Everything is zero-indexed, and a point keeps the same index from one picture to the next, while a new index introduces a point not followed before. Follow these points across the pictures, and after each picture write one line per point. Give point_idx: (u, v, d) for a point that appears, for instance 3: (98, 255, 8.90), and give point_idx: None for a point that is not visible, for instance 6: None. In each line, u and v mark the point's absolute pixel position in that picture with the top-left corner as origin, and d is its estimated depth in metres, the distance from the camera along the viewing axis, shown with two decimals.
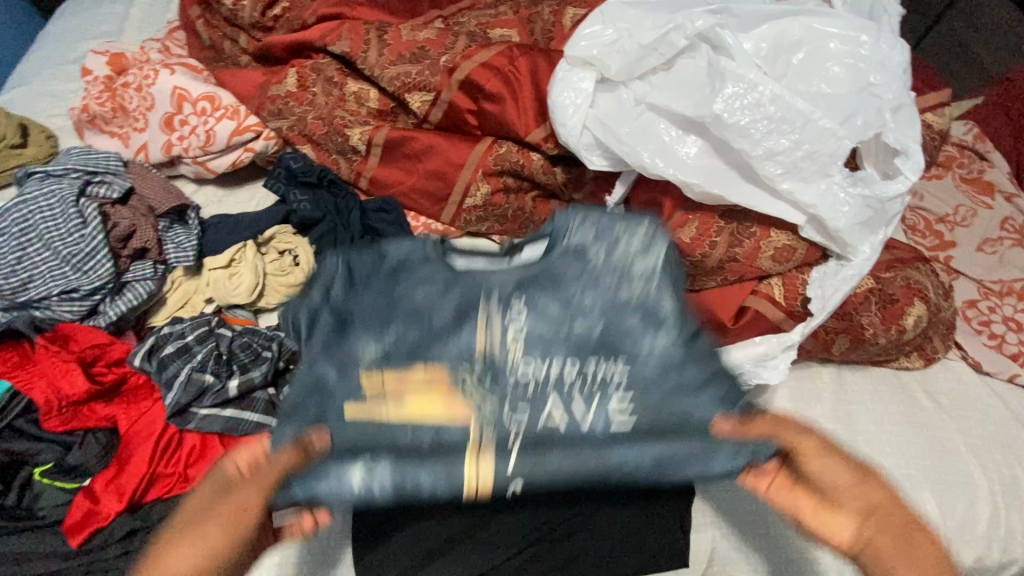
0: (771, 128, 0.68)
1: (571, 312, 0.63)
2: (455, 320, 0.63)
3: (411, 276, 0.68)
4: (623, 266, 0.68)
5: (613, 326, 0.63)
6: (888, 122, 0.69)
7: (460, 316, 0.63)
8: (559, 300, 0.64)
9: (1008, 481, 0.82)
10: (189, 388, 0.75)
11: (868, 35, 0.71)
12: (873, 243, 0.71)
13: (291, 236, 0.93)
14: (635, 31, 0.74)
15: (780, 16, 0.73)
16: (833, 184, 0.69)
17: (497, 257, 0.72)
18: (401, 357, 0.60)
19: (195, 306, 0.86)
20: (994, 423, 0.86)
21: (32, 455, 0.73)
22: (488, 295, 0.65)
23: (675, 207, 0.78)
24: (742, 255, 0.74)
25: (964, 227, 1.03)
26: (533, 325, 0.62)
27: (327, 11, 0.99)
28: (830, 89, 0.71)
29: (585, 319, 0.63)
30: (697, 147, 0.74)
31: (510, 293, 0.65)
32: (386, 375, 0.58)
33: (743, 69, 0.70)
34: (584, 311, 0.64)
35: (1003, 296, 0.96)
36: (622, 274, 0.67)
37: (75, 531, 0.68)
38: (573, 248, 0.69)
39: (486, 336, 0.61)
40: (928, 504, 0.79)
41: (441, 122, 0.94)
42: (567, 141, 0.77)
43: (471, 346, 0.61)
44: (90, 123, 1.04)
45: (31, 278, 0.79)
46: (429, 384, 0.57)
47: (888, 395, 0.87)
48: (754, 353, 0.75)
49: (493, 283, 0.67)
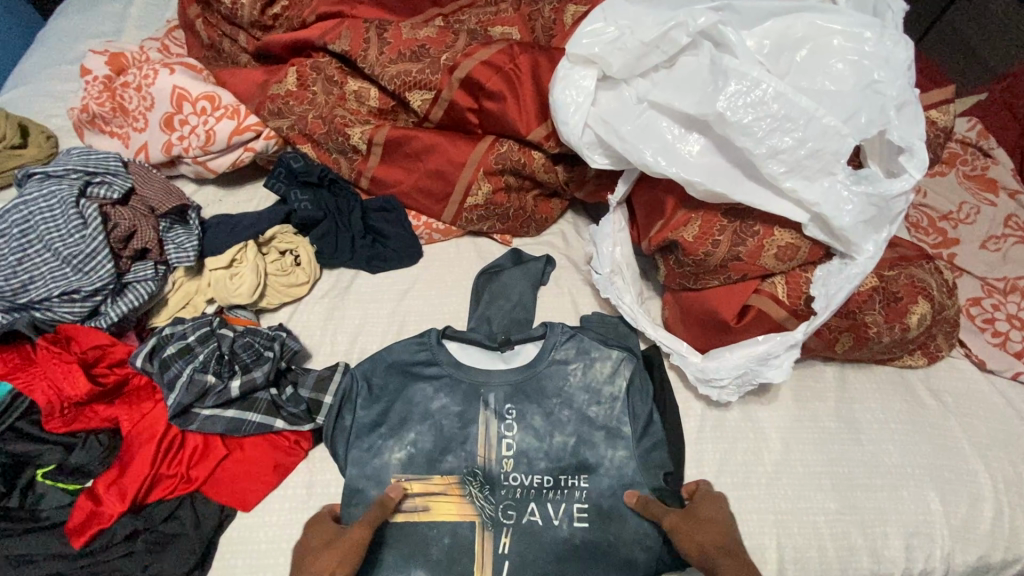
0: (775, 126, 0.68)
1: (548, 442, 0.77)
2: (462, 432, 0.77)
3: (419, 384, 0.80)
4: (594, 361, 0.81)
5: (586, 443, 0.77)
6: (893, 119, 0.68)
7: (465, 424, 0.77)
8: (544, 413, 0.78)
9: (1012, 479, 0.81)
10: (191, 389, 0.75)
11: (871, 31, 0.70)
12: (877, 242, 0.71)
13: (292, 236, 0.93)
14: (636, 29, 0.74)
15: (784, 13, 0.72)
16: (836, 183, 0.68)
17: (492, 350, 0.81)
18: (419, 464, 0.76)
19: (197, 307, 0.86)
20: (997, 422, 0.85)
21: (35, 456, 0.73)
22: (487, 400, 0.79)
23: (678, 205, 0.77)
24: (745, 254, 0.74)
25: (967, 224, 1.03)
26: (522, 448, 0.76)
27: (327, 10, 0.99)
28: (834, 86, 0.70)
29: (564, 433, 0.77)
30: (699, 146, 0.74)
31: (506, 402, 0.78)
32: (410, 483, 0.74)
33: (745, 67, 0.69)
34: (562, 424, 0.78)
35: (1007, 294, 0.96)
36: (595, 394, 0.79)
37: (78, 532, 0.68)
38: (557, 370, 0.80)
39: (484, 447, 0.76)
40: (931, 503, 0.79)
41: (441, 121, 0.94)
42: (569, 139, 0.77)
43: (473, 456, 0.76)
44: (90, 123, 1.03)
45: (32, 279, 0.78)
46: (443, 494, 0.74)
47: (892, 394, 0.86)
48: (756, 352, 0.76)
49: (491, 412, 0.78)
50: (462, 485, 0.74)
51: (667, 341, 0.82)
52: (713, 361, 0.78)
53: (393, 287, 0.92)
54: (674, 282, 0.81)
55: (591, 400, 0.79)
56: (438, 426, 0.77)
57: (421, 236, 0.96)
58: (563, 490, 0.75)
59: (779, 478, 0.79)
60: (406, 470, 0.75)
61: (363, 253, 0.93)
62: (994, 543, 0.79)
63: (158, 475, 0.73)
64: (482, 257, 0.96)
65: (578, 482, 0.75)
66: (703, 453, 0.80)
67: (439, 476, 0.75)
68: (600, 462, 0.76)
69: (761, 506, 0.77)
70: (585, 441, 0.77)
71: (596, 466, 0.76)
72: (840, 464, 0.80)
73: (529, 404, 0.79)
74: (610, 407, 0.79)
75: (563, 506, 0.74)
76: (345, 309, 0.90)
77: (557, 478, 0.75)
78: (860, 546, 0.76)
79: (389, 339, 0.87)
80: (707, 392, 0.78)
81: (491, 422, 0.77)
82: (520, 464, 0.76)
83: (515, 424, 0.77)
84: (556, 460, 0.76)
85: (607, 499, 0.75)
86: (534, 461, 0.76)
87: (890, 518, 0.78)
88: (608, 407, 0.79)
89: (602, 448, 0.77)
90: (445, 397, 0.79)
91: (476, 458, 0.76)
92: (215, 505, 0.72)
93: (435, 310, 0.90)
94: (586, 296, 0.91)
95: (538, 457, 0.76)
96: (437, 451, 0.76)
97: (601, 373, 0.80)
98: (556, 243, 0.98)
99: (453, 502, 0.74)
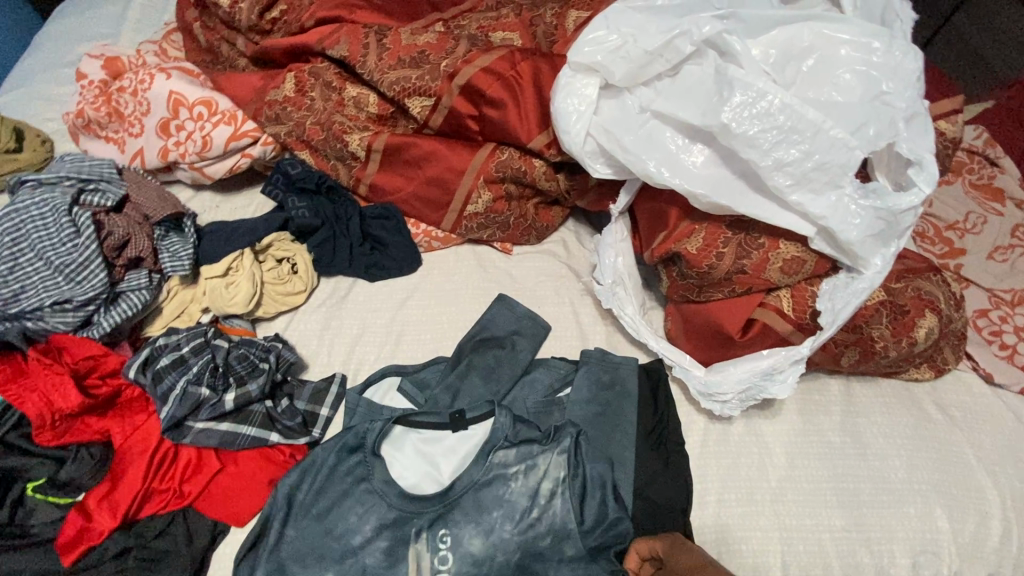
0: (781, 138, 0.66)
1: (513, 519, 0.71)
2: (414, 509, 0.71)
3: (353, 490, 0.72)
4: (553, 429, 0.75)
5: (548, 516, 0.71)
6: (902, 132, 0.67)
7: (414, 531, 0.70)
8: (498, 503, 0.72)
9: (1021, 497, 0.80)
10: (184, 402, 0.74)
11: (880, 41, 0.69)
12: (885, 255, 0.69)
13: (290, 244, 0.91)
14: (640, 37, 0.72)
15: (791, 21, 0.71)
16: (844, 197, 0.67)
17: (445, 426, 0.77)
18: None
19: (191, 316, 0.84)
20: (1005, 438, 0.84)
21: (25, 470, 0.72)
22: (428, 505, 0.71)
23: (682, 217, 0.76)
24: (750, 266, 0.73)
25: (974, 234, 1.01)
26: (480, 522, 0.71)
27: (326, 14, 0.98)
28: (841, 97, 0.69)
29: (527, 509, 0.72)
30: (703, 157, 0.73)
31: (451, 504, 0.71)
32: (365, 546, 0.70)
33: (751, 77, 0.68)
34: (520, 513, 0.71)
35: (1014, 305, 0.94)
36: (548, 478, 0.73)
37: (67, 549, 0.67)
38: (514, 446, 0.74)
39: (439, 528, 0.71)
40: (938, 520, 0.78)
41: (441, 128, 0.93)
42: (570, 149, 0.75)
43: (433, 564, 0.69)
44: (86, 127, 1.02)
45: (23, 289, 0.77)
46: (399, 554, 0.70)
47: (898, 409, 0.85)
48: (762, 367, 0.75)
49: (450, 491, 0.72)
50: None
51: (670, 354, 0.81)
52: (717, 376, 0.76)
53: (391, 296, 0.91)
54: (677, 294, 0.79)
55: (544, 485, 0.72)
56: (386, 535, 0.70)
57: (421, 244, 0.95)
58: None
59: (784, 494, 0.78)
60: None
61: (361, 261, 0.92)
62: (1001, 561, 0.78)
63: (150, 490, 0.71)
64: (482, 265, 0.95)
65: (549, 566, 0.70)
66: (706, 470, 0.79)
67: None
68: (570, 543, 0.70)
69: (766, 523, 0.76)
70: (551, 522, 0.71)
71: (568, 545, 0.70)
72: (845, 480, 0.79)
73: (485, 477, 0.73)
74: (569, 487, 0.72)
75: None
76: (342, 318, 0.88)
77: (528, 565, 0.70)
78: (865, 565, 0.75)
79: (387, 350, 0.86)
80: (710, 407, 0.76)
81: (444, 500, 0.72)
82: (480, 544, 0.70)
83: (466, 523, 0.71)
84: (522, 547, 0.70)
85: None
86: (499, 551, 0.70)
87: (896, 536, 0.76)
88: (566, 487, 0.72)
89: (569, 530, 0.71)
90: (385, 506, 0.71)
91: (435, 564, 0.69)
92: (209, 520, 0.71)
93: (434, 320, 0.88)
94: (588, 307, 0.90)
95: (505, 547, 0.70)
96: (391, 562, 0.69)
97: (562, 440, 0.75)
98: (557, 252, 0.96)
99: None
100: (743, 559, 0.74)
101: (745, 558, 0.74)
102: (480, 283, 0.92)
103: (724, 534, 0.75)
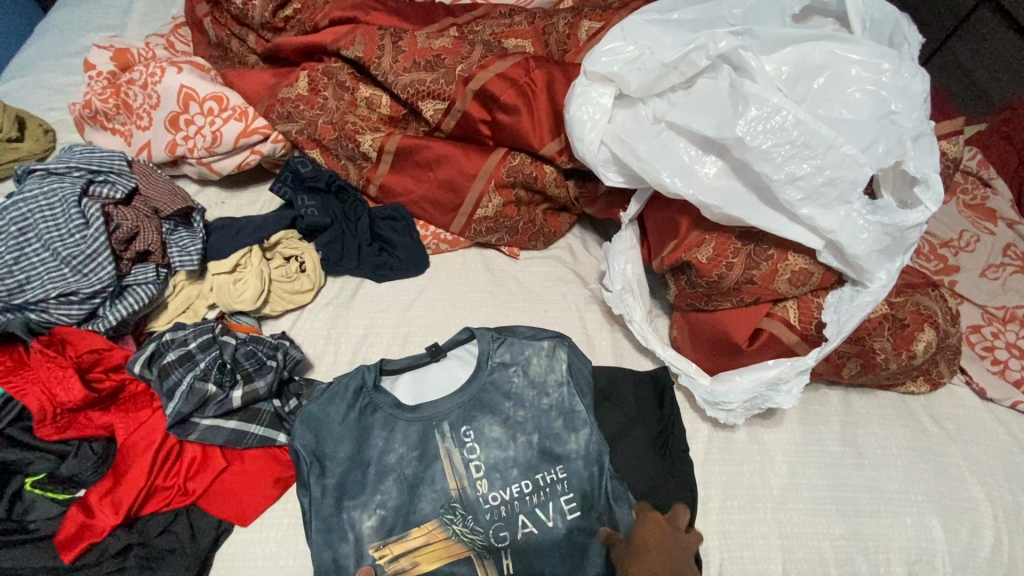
0: (793, 153, 0.68)
1: (519, 361, 0.80)
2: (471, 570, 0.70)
3: (372, 439, 0.75)
4: None
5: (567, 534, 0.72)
6: (909, 151, 0.69)
7: (427, 464, 0.74)
8: None
9: (1012, 509, 0.82)
10: (191, 398, 0.73)
11: (889, 63, 0.71)
12: (890, 270, 0.71)
13: (297, 242, 0.92)
14: (657, 50, 0.74)
15: (804, 40, 0.73)
16: (852, 212, 0.69)
17: None
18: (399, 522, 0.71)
19: (196, 311, 0.84)
20: (998, 451, 0.86)
21: (24, 465, 0.71)
22: None
23: (692, 226, 0.78)
24: (758, 277, 0.75)
25: (968, 252, 1.04)
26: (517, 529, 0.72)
27: (340, 14, 0.98)
28: (851, 115, 0.71)
29: (540, 400, 0.79)
30: (715, 168, 0.75)
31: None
32: (393, 549, 0.70)
33: (766, 92, 0.70)
34: None
35: (1006, 322, 0.97)
36: None
37: (68, 546, 0.66)
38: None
39: (463, 478, 0.74)
40: (933, 531, 0.79)
41: (453, 131, 0.94)
42: (584, 156, 0.78)
43: (446, 491, 0.73)
44: (92, 118, 1.02)
45: (28, 279, 0.76)
46: (427, 545, 0.71)
47: (895, 420, 0.87)
48: (766, 376, 0.77)
49: (484, 382, 0.78)
50: (443, 528, 0.72)
51: (677, 362, 0.83)
52: (723, 385, 0.78)
53: (397, 297, 0.92)
54: (685, 302, 0.82)
55: None
56: (400, 479, 0.73)
57: (429, 246, 0.96)
58: (545, 490, 0.74)
59: (785, 502, 0.79)
60: (382, 535, 0.71)
61: (369, 262, 0.92)
62: (993, 571, 0.79)
63: (153, 487, 0.71)
64: (489, 268, 0.96)
65: (556, 475, 0.75)
66: (710, 484, 0.79)
67: (416, 528, 0.71)
68: (569, 445, 0.77)
69: (768, 531, 0.77)
70: (551, 445, 0.77)
71: (566, 451, 0.76)
72: (845, 488, 0.80)
73: (506, 488, 0.74)
74: (558, 394, 0.79)
75: (552, 505, 0.73)
76: (349, 317, 0.89)
77: (535, 479, 0.74)
78: (863, 572, 0.76)
79: (394, 349, 0.86)
80: (716, 415, 0.78)
81: (457, 505, 0.73)
82: (495, 458, 0.75)
83: (477, 445, 0.75)
84: (529, 460, 0.75)
85: (590, 478, 0.75)
86: (507, 472, 0.74)
87: (892, 545, 0.78)
88: (557, 395, 0.79)
89: (566, 434, 0.77)
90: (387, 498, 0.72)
91: (449, 491, 0.73)
92: (212, 519, 0.71)
93: (441, 321, 0.89)
94: (595, 312, 0.92)
95: (510, 466, 0.75)
96: (407, 505, 0.72)
97: None
98: (563, 258, 0.98)
99: (438, 549, 0.71)
100: (745, 566, 0.75)
101: (747, 564, 0.75)
102: (488, 287, 0.93)
103: (728, 540, 0.76)
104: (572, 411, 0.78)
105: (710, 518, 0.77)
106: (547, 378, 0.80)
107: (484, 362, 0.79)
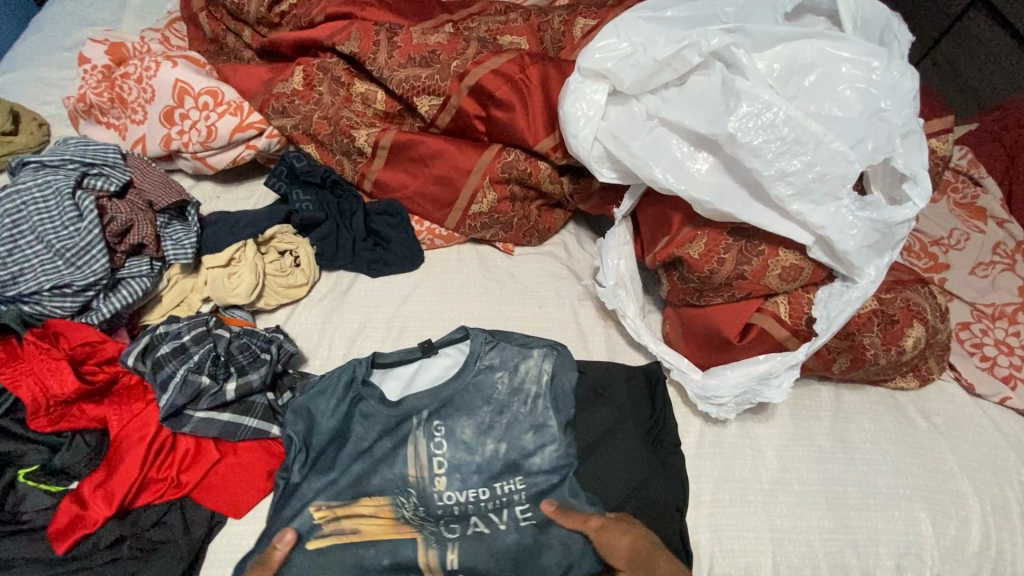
0: (783, 149, 0.69)
1: (506, 367, 0.80)
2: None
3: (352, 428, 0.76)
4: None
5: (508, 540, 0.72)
6: (898, 148, 0.70)
7: (394, 448, 0.75)
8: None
9: (999, 503, 0.83)
10: (185, 389, 0.74)
11: (879, 60, 0.72)
12: (879, 266, 0.72)
13: (292, 237, 0.92)
14: (650, 46, 0.75)
15: (795, 37, 0.74)
16: (842, 208, 0.70)
17: None
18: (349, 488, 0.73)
19: (191, 305, 0.84)
20: (985, 445, 0.87)
21: (18, 456, 0.71)
22: None
23: (685, 222, 0.79)
24: (749, 272, 0.75)
25: (958, 250, 1.05)
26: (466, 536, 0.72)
27: (336, 10, 0.99)
28: (841, 112, 0.72)
29: (519, 408, 0.78)
30: (708, 164, 0.75)
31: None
32: (336, 512, 0.71)
33: (758, 89, 0.71)
34: None
35: (995, 319, 0.98)
36: None
37: (62, 537, 0.66)
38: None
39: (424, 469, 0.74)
40: (921, 524, 0.80)
41: (447, 127, 0.94)
42: (578, 152, 0.78)
43: (403, 477, 0.74)
44: (86, 112, 1.02)
45: (22, 271, 0.76)
46: (375, 518, 0.72)
47: (885, 415, 0.88)
48: (757, 371, 0.78)
49: (468, 381, 0.78)
50: (394, 508, 0.73)
51: (669, 356, 0.84)
52: (714, 379, 0.79)
53: (393, 291, 0.92)
54: (677, 298, 0.83)
55: None
56: (368, 461, 0.74)
57: (424, 241, 0.96)
58: (502, 499, 0.74)
59: (775, 496, 0.80)
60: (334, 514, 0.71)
61: (364, 256, 0.93)
62: (980, 564, 0.80)
63: (147, 480, 0.71)
64: (484, 264, 0.96)
65: (515, 486, 0.75)
66: (676, 494, 0.76)
67: (368, 498, 0.73)
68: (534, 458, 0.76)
69: (758, 524, 0.78)
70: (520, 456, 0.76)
71: (530, 464, 0.76)
72: (835, 483, 0.81)
73: (462, 490, 0.74)
74: (536, 405, 0.79)
75: (507, 512, 0.73)
76: (344, 312, 0.89)
77: (494, 488, 0.74)
78: (852, 565, 0.77)
79: (389, 343, 0.87)
80: (707, 409, 0.79)
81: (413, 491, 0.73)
82: (458, 459, 0.75)
83: (445, 441, 0.76)
84: (494, 469, 0.75)
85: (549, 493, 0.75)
86: (467, 476, 0.75)
87: (881, 538, 0.79)
88: (534, 405, 0.79)
89: (534, 446, 0.77)
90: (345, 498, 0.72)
91: (407, 477, 0.74)
92: (206, 511, 0.71)
93: (435, 317, 0.90)
94: (588, 308, 0.92)
95: (472, 470, 0.75)
96: (365, 483, 0.73)
97: None
98: (557, 254, 0.98)
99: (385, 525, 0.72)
100: (735, 559, 0.76)
101: (737, 557, 0.76)
102: (482, 282, 0.93)
103: (719, 534, 0.77)
104: (548, 409, 0.79)
105: (701, 512, 0.78)
106: (529, 386, 0.79)
107: (471, 362, 0.79)
